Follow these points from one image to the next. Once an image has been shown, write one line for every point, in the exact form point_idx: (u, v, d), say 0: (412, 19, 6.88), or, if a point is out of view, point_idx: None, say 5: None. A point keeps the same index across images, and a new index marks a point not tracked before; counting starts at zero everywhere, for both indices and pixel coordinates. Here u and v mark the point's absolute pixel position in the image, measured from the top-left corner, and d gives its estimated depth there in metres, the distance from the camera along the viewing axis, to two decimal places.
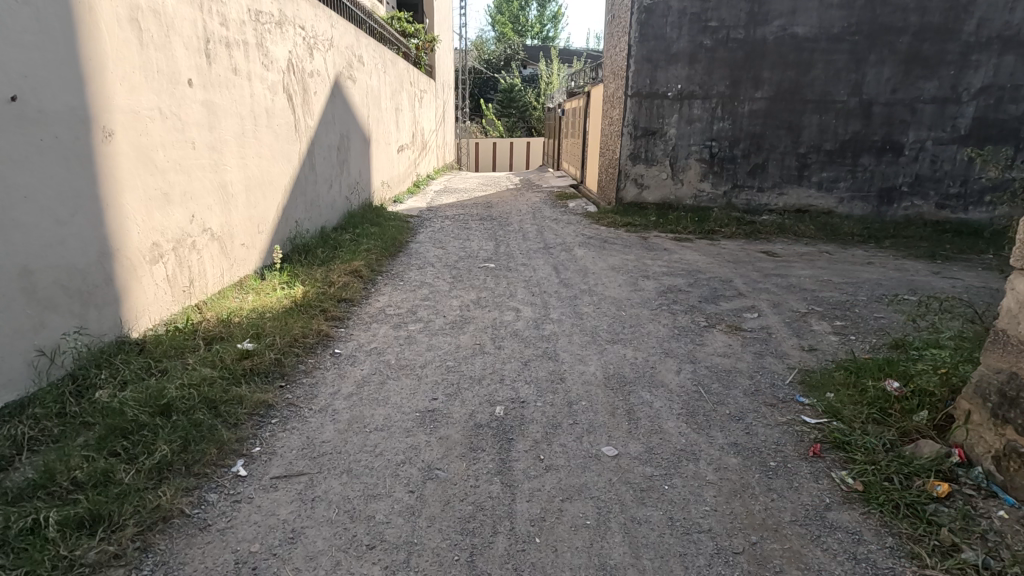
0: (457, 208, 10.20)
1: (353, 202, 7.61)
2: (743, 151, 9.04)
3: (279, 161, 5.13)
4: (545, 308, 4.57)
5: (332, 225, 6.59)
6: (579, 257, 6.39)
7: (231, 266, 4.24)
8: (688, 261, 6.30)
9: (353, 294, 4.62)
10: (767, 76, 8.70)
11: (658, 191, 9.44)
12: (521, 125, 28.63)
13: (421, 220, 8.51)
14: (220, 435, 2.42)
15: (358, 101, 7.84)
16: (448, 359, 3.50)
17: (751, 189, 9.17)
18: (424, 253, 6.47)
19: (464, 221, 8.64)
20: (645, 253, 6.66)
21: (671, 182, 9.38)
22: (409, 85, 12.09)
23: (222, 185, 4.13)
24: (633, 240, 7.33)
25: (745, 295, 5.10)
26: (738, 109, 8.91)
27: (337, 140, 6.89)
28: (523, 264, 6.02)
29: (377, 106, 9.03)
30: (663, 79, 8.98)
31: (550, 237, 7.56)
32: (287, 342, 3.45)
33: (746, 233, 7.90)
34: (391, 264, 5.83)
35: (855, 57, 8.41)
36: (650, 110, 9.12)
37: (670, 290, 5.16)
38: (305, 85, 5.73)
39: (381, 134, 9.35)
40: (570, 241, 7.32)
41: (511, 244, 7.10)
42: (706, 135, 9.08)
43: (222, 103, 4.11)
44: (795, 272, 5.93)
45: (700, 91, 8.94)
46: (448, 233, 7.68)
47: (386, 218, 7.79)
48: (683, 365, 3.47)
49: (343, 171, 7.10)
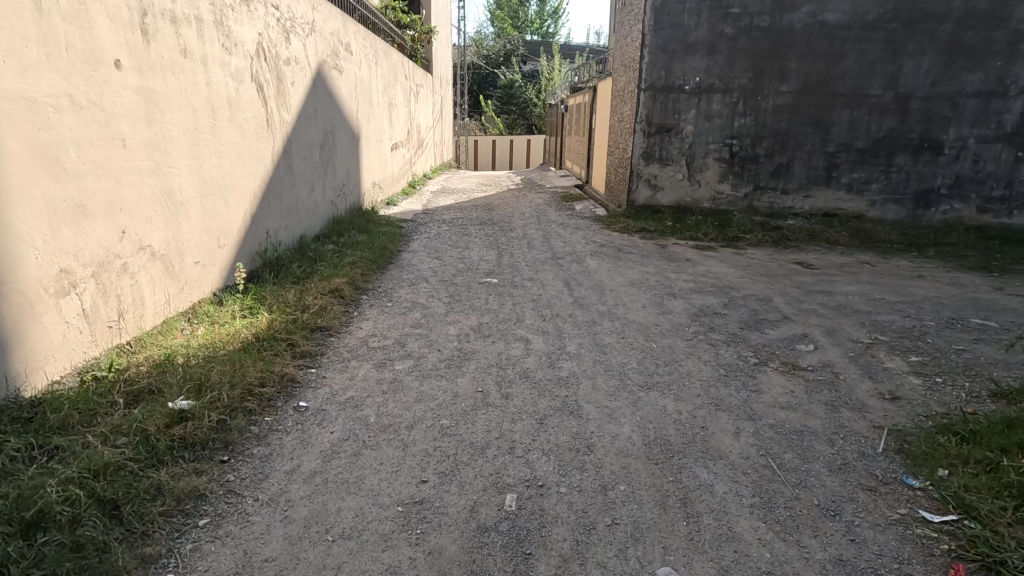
0: (455, 210, 9.45)
1: (340, 207, 6.85)
2: (766, 149, 8.31)
3: (246, 161, 4.37)
4: (560, 337, 3.84)
5: (312, 233, 5.83)
6: (593, 270, 5.66)
7: (180, 290, 3.48)
8: (717, 274, 5.56)
9: (331, 322, 3.87)
10: (794, 68, 7.95)
11: (673, 193, 8.71)
12: (521, 122, 27.83)
13: (415, 226, 7.77)
14: (109, 563, 1.69)
15: (345, 94, 7.08)
16: (442, 417, 2.76)
17: (774, 191, 8.45)
18: (417, 265, 5.72)
19: (463, 227, 7.89)
20: (667, 265, 5.93)
21: (688, 183, 8.65)
22: (405, 80, 11.35)
23: (168, 192, 3.38)
24: (650, 249, 6.61)
25: (792, 318, 4.37)
26: (762, 104, 8.17)
27: (320, 137, 6.13)
28: (531, 279, 5.28)
29: (368, 101, 8.29)
30: (680, 71, 8.25)
31: (558, 245, 6.83)
32: (237, 396, 2.70)
33: (774, 240, 7.18)
34: (378, 280, 5.08)
35: (891, 47, 7.66)
36: (665, 105, 8.39)
37: (704, 312, 4.43)
38: (278, 73, 4.96)
39: (372, 132, 8.58)
40: (580, 250, 6.59)
41: (515, 253, 6.35)
42: (726, 133, 8.35)
43: (167, 92, 3.35)
44: (840, 288, 5.21)
45: (720, 84, 8.20)
46: (445, 241, 6.93)
47: (376, 224, 7.02)
48: (741, 424, 2.75)
49: (326, 172, 6.34)
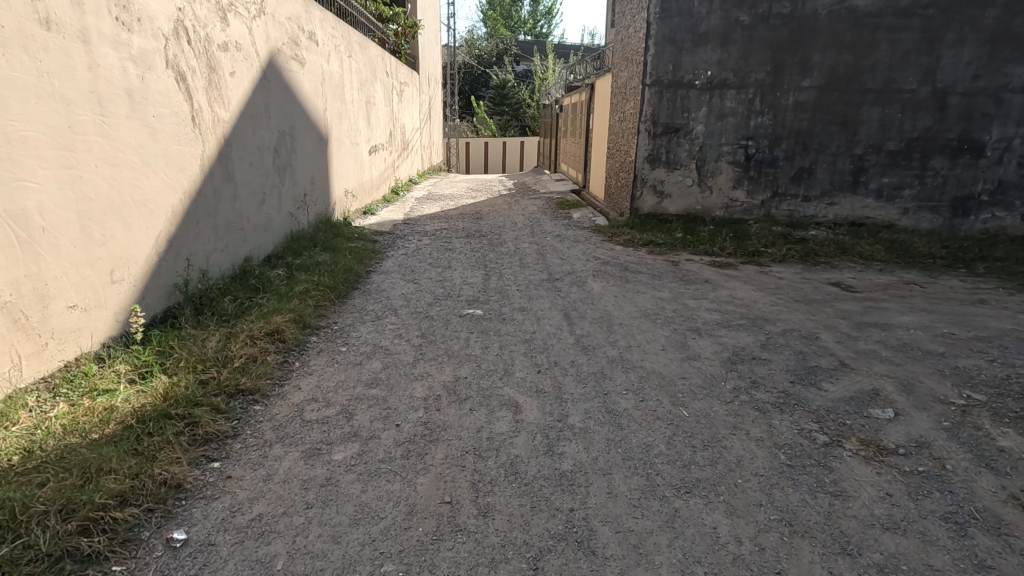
0: (440, 220, 8.55)
1: (302, 220, 5.91)
2: (786, 151, 7.45)
3: (158, 169, 3.43)
4: (560, 398, 2.94)
5: (263, 254, 4.89)
6: (597, 296, 4.76)
7: (41, 349, 2.54)
8: (744, 301, 4.69)
9: (257, 382, 2.93)
10: (818, 60, 7.09)
11: (682, 200, 7.84)
12: (514, 123, 26.93)
13: (391, 240, 6.84)
14: None
15: (309, 90, 6.16)
16: (387, 556, 1.85)
17: (795, 198, 7.59)
18: (387, 291, 4.81)
19: (446, 240, 6.99)
20: (682, 288, 5.05)
21: (698, 189, 7.79)
22: (386, 77, 10.45)
23: (18, 214, 2.43)
24: (661, 267, 5.74)
25: (850, 363, 3.49)
26: (781, 101, 7.30)
27: (273, 140, 5.19)
28: (522, 309, 4.38)
29: (339, 101, 7.38)
30: (689, 64, 7.38)
31: (554, 262, 5.95)
32: (67, 536, 1.78)
33: (801, 255, 6.30)
34: (335, 313, 4.16)
35: (928, 36, 6.81)
36: (673, 102, 7.53)
37: (738, 355, 3.54)
38: (209, 60, 4.03)
39: (345, 134, 7.67)
40: (580, 268, 5.70)
41: (505, 274, 5.45)
42: (740, 133, 7.49)
43: (15, 76, 2.42)
44: (895, 318, 4.33)
45: (734, 79, 7.34)
46: (425, 258, 6.02)
47: (343, 239, 6.08)
48: (830, 560, 1.86)
49: (282, 180, 5.40)
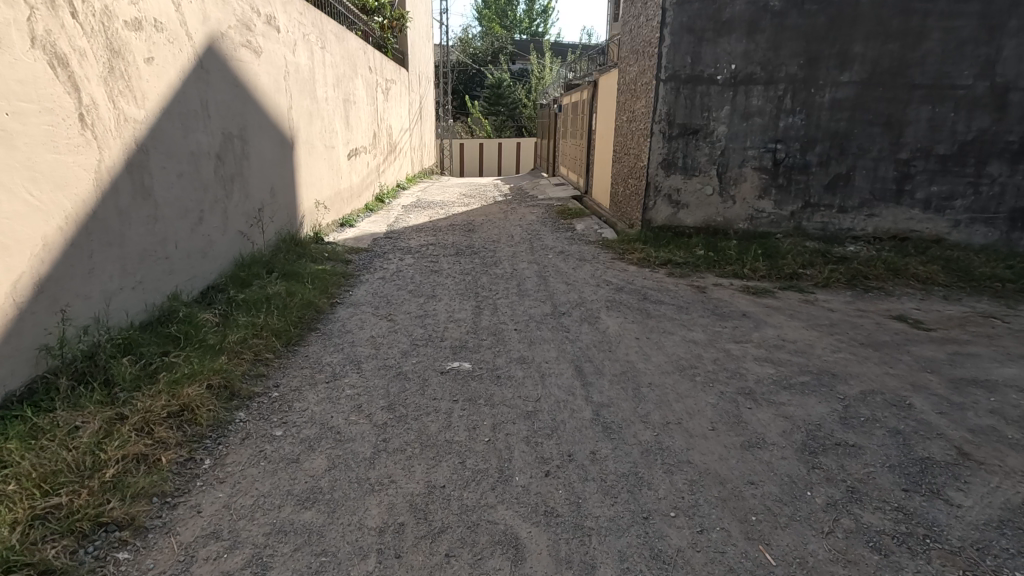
0: (427, 232, 7.61)
1: (258, 240, 4.95)
2: (820, 156, 6.55)
3: (16, 188, 2.46)
4: (581, 528, 2.01)
5: (197, 288, 3.92)
6: (613, 338, 3.84)
7: None
8: (796, 344, 3.78)
9: (132, 508, 2.00)
10: (859, 51, 6.19)
11: (701, 211, 6.96)
12: (510, 124, 26.00)
13: (366, 260, 5.92)
14: None
15: (267, 86, 5.21)
16: None
17: (829, 209, 6.70)
18: (354, 332, 3.88)
19: (432, 258, 6.05)
20: (716, 324, 4.15)
21: (719, 199, 6.90)
22: (370, 73, 9.52)
23: None
24: (686, 295, 4.84)
25: (969, 448, 2.57)
26: (816, 98, 6.40)
27: (215, 145, 4.22)
28: (522, 360, 3.46)
29: (310, 100, 6.44)
30: (711, 57, 6.48)
31: (558, 288, 5.03)
32: None
33: (848, 278, 5.38)
34: (277, 370, 3.21)
35: (987, 24, 5.93)
36: (691, 100, 6.63)
37: (817, 438, 2.62)
38: (111, 43, 3.07)
39: (317, 137, 6.72)
40: (590, 296, 4.78)
41: (500, 304, 4.52)
42: (768, 135, 6.59)
43: None
44: (995, 370, 3.43)
45: (762, 73, 6.43)
46: (406, 284, 5.09)
47: (305, 262, 5.14)
48: None
49: (227, 194, 4.43)
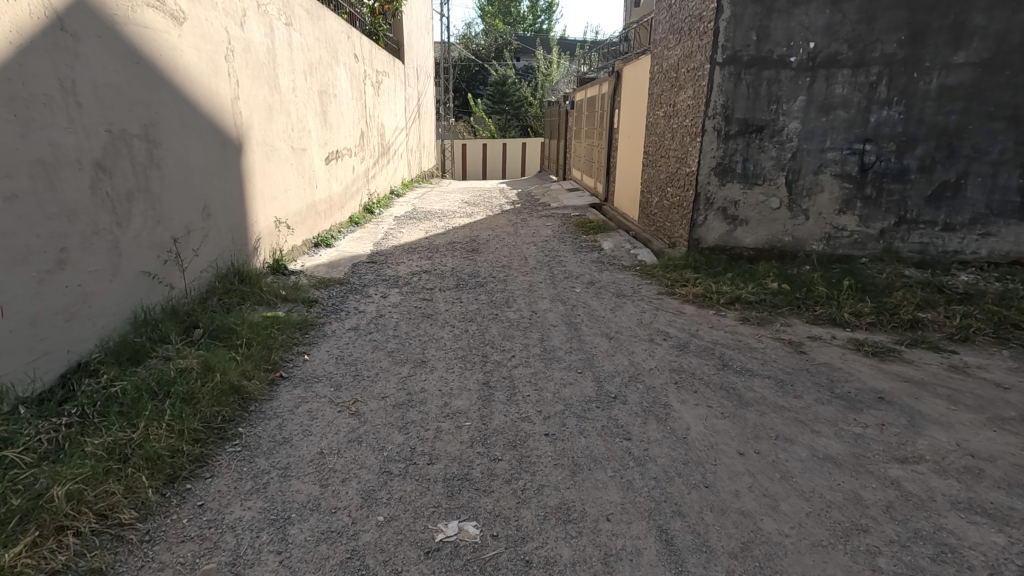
0: (423, 253, 6.22)
1: (177, 284, 3.52)
2: (921, 160, 5.13)
3: None
4: None
5: (49, 377, 2.51)
6: (703, 453, 2.44)
7: None
8: (1000, 465, 2.37)
9: None
10: (980, 24, 4.77)
11: (764, 229, 5.56)
12: (516, 123, 24.59)
13: (332, 298, 4.50)
14: None
15: (196, 69, 3.81)
16: None
17: (930, 226, 5.28)
18: (298, 441, 2.50)
19: (426, 294, 4.67)
20: (848, 421, 2.74)
21: (787, 214, 5.50)
22: (356, 63, 8.13)
23: None
24: (780, 360, 3.43)
25: None
26: (920, 85, 4.97)
27: (91, 149, 2.80)
28: (565, 512, 2.05)
29: (270, 90, 5.04)
30: (783, 32, 5.06)
31: (596, 347, 3.62)
32: None
33: (992, 326, 3.95)
34: (128, 555, 1.80)
35: None
36: (756, 89, 5.21)
37: None
38: None
39: (281, 138, 5.32)
40: (644, 363, 3.37)
41: (519, 378, 3.13)
42: (854, 133, 5.17)
43: None
44: None
45: (849, 53, 5.00)
46: (387, 339, 3.71)
47: (242, 311, 3.72)
48: None
49: (119, 222, 3.01)
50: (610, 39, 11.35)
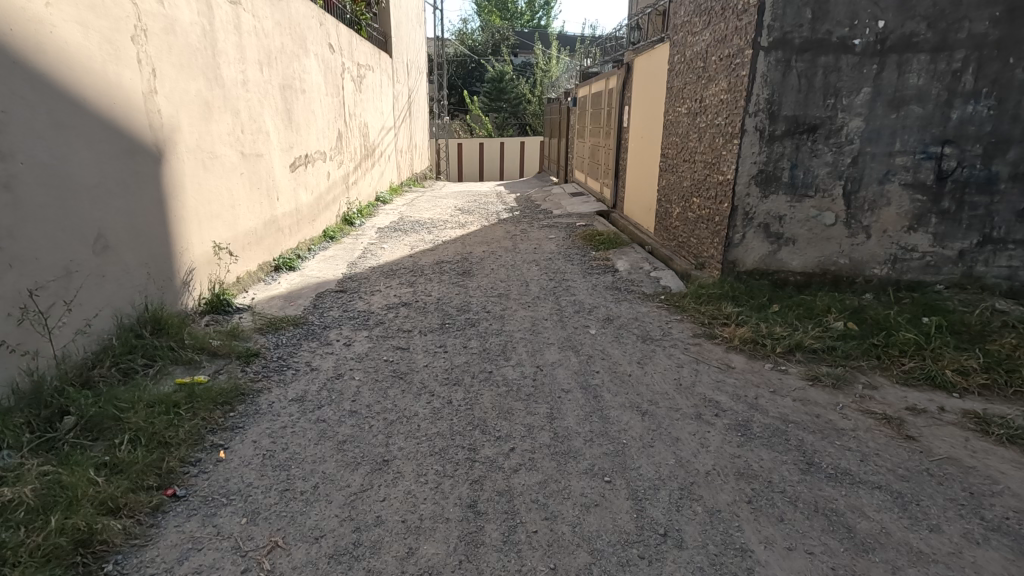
0: (405, 277, 5.25)
1: (43, 353, 2.53)
2: (1013, 166, 4.20)
3: None
4: None
5: None
6: None
7: None
8: None
9: None
10: None
11: (815, 249, 4.60)
12: (513, 121, 23.56)
13: (276, 348, 3.53)
14: None
15: (82, 51, 2.83)
16: None
17: (1020, 246, 4.35)
18: None
19: (402, 340, 3.70)
20: None
21: (845, 231, 4.53)
22: (331, 55, 7.14)
23: None
24: (883, 453, 2.47)
25: None
26: (1015, 74, 4.03)
27: None
28: None
29: (208, 82, 4.05)
30: (845, 9, 4.09)
31: (627, 431, 2.64)
32: None
33: None
34: None
35: None
36: (810, 79, 4.24)
37: None
38: None
39: (226, 142, 4.33)
40: (696, 461, 2.40)
41: (522, 495, 2.16)
42: (931, 133, 4.22)
43: None
44: None
45: (928, 34, 4.04)
46: (339, 419, 2.73)
47: (139, 381, 2.75)
48: None
49: None
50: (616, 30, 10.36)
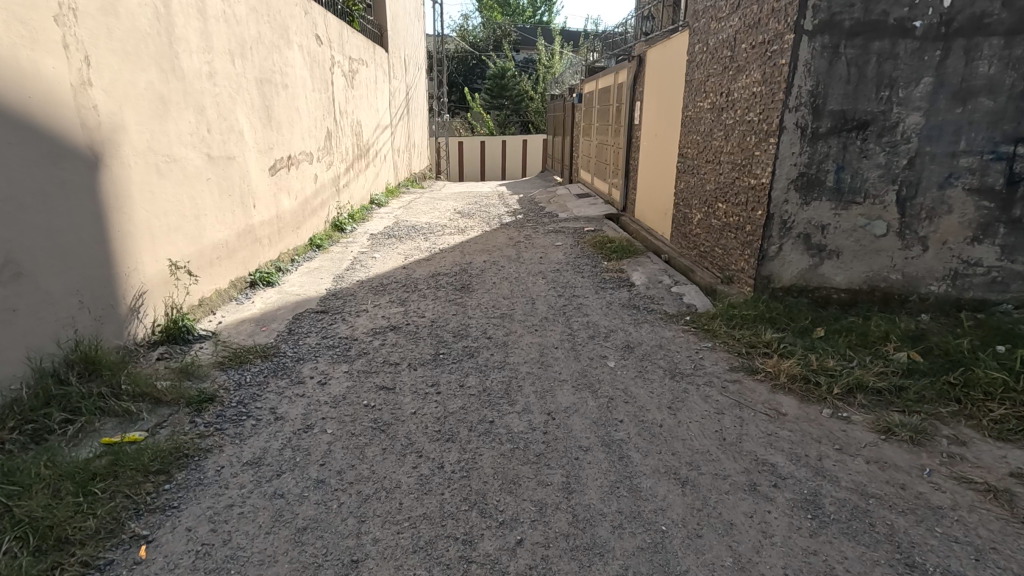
0: (396, 293, 4.70)
1: None
2: None
3: None
4: None
5: None
6: None
7: None
8: None
9: None
10: None
11: (863, 263, 4.03)
12: (515, 119, 22.96)
13: (235, 389, 2.96)
14: None
15: None
16: None
17: None
18: None
19: (388, 377, 3.14)
20: None
21: (898, 243, 3.96)
22: (320, 48, 6.59)
23: None
24: (1001, 546, 1.90)
25: None
26: None
27: None
28: None
29: (163, 74, 3.48)
30: None
31: (664, 511, 2.08)
32: None
33: None
34: None
35: None
36: (861, 68, 3.67)
37: None
38: None
39: (188, 143, 3.76)
40: (759, 560, 1.85)
41: None
42: (1002, 130, 3.65)
43: None
44: None
45: (1001, 15, 3.48)
46: (302, 493, 2.18)
47: (49, 449, 2.21)
48: None
49: None
50: (624, 23, 9.77)
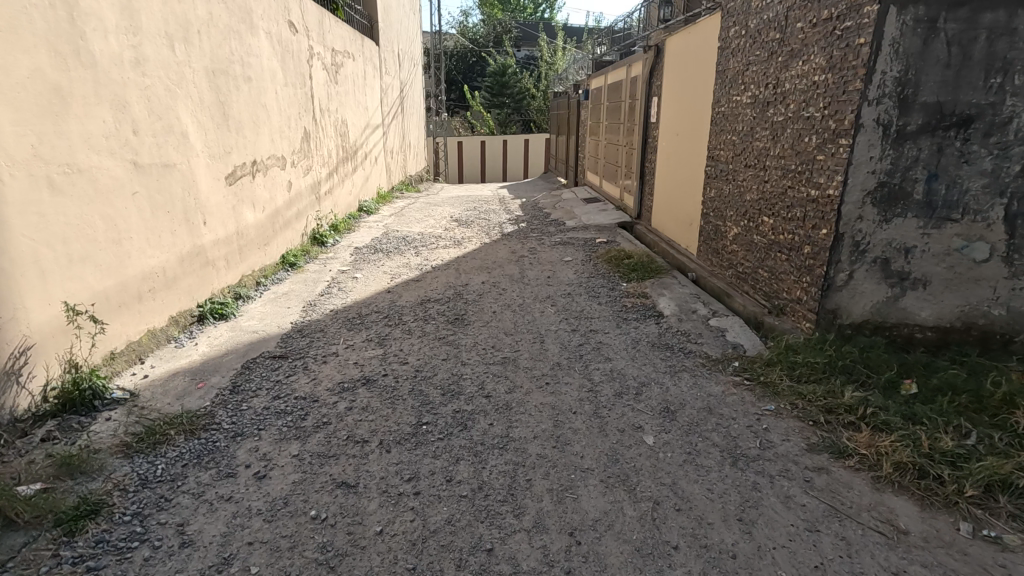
0: (375, 328, 3.88)
1: None
2: None
3: None
4: None
5: None
6: None
7: None
8: None
9: None
10: None
11: (959, 296, 3.21)
12: (516, 118, 22.13)
13: (136, 491, 2.14)
14: None
15: None
16: None
17: None
18: None
19: (351, 465, 2.33)
20: None
21: (1004, 271, 3.14)
22: (293, 37, 5.77)
23: None
24: None
25: None
26: None
27: None
28: None
29: (58, 58, 2.66)
30: None
31: None
32: None
33: None
34: None
35: None
36: (964, 48, 2.87)
37: None
38: None
39: (103, 148, 2.95)
40: None
41: None
42: None
43: None
44: None
45: None
46: None
47: None
48: None
49: None
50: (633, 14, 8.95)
